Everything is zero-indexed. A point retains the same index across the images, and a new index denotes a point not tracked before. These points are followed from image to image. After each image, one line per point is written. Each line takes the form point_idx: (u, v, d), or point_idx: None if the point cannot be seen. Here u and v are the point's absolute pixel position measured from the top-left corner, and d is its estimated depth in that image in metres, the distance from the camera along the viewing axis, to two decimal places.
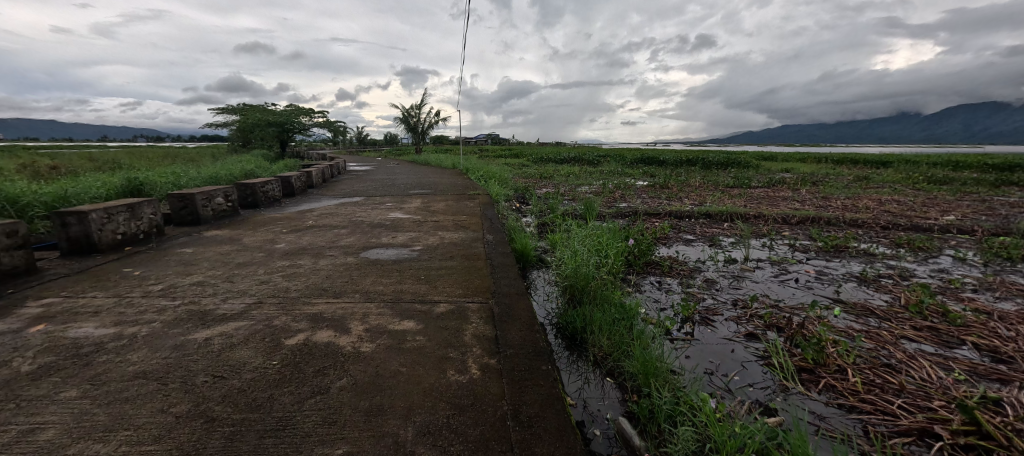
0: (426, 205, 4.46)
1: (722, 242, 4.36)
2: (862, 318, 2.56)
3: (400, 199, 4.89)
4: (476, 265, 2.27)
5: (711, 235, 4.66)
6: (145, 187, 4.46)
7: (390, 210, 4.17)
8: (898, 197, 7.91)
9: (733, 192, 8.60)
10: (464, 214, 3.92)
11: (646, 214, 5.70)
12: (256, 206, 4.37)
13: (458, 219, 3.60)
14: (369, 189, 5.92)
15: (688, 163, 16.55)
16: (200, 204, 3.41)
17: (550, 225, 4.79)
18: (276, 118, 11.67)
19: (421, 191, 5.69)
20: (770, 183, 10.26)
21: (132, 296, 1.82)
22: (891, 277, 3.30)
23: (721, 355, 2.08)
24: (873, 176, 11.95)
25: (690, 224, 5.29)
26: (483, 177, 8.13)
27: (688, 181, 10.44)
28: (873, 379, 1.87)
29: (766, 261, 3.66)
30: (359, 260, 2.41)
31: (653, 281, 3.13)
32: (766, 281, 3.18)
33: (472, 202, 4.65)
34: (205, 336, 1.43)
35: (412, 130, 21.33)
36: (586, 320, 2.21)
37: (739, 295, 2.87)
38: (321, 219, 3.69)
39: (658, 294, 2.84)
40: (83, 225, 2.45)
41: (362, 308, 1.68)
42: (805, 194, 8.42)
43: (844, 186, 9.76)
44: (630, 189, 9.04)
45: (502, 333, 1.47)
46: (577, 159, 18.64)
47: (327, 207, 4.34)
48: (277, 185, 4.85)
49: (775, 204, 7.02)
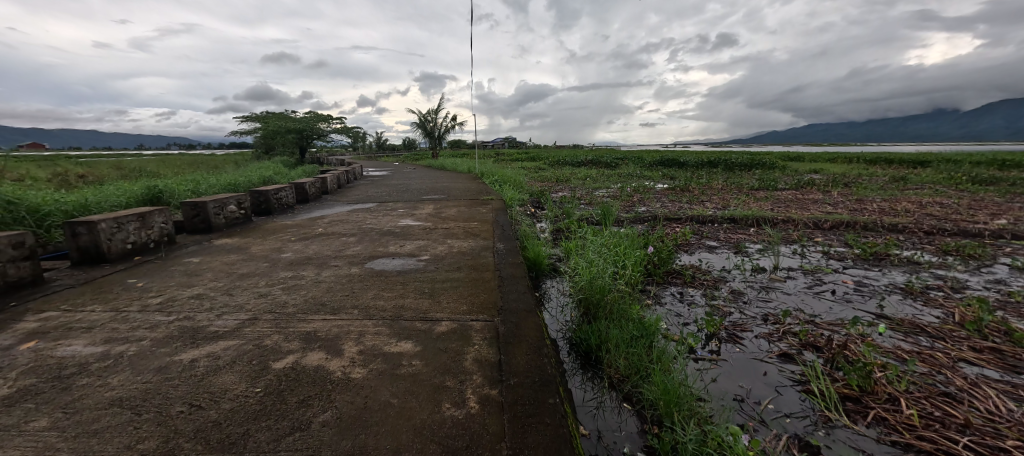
0: (438, 211, 4.38)
1: (749, 249, 4.10)
2: (911, 336, 2.27)
3: (412, 205, 4.83)
4: (484, 277, 2.15)
5: (736, 241, 4.40)
6: (165, 195, 4.55)
7: (401, 217, 4.11)
8: (941, 199, 7.37)
9: (758, 194, 8.22)
10: (475, 220, 3.81)
11: (666, 219, 5.47)
12: (270, 213, 4.38)
13: (469, 226, 3.49)
14: (383, 194, 5.90)
15: (710, 165, 16.03)
16: (212, 212, 3.43)
17: (565, 231, 4.63)
18: (296, 125, 11.92)
19: (435, 196, 5.63)
20: (798, 185, 9.77)
21: (130, 310, 1.79)
22: (942, 289, 2.97)
23: (752, 379, 1.87)
24: (911, 177, 11.24)
25: (713, 229, 5.03)
26: (498, 182, 8.04)
27: (710, 183, 10.06)
28: (931, 411, 1.62)
29: (798, 271, 3.40)
30: (363, 271, 2.32)
31: (675, 292, 2.93)
32: (799, 293, 2.93)
33: (485, 208, 4.54)
34: (192, 357, 1.35)
35: (428, 135, 21.50)
36: (601, 337, 2.04)
37: (770, 309, 2.63)
38: (331, 226, 3.65)
39: (679, 307, 2.64)
40: (93, 235, 2.48)
41: (360, 327, 1.57)
42: (837, 196, 7.95)
43: (879, 188, 9.19)
44: (649, 192, 8.78)
45: (506, 358, 1.33)
46: (594, 162, 18.38)
47: (339, 214, 4.31)
48: (292, 191, 4.87)
49: (805, 207, 6.64)
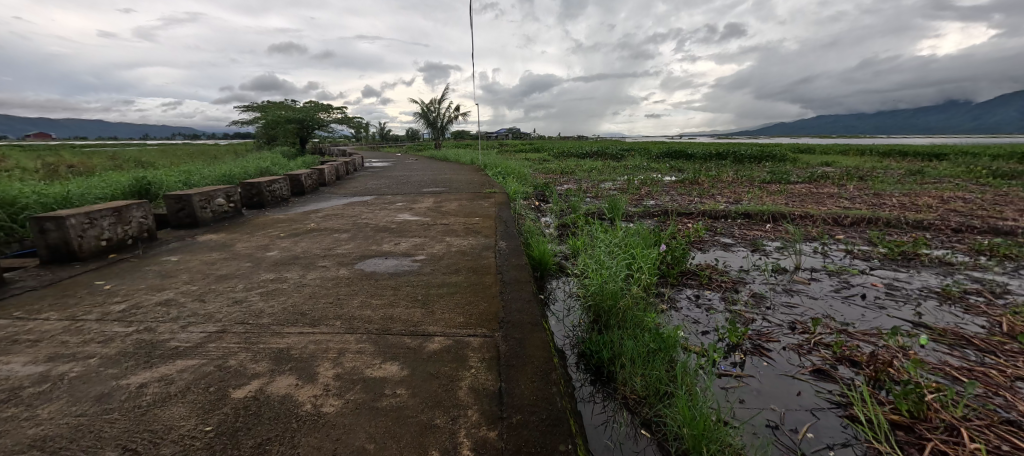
0: (438, 205, 4.17)
1: (767, 248, 3.86)
2: (957, 349, 2.02)
3: (411, 198, 4.62)
4: (485, 281, 1.94)
5: (752, 239, 4.17)
6: (154, 187, 4.37)
7: (399, 211, 3.90)
8: (964, 194, 7.04)
9: (771, 188, 7.94)
10: (476, 215, 3.60)
11: (677, 214, 5.24)
12: (262, 206, 4.19)
13: (470, 222, 3.28)
14: (382, 187, 5.71)
15: (719, 157, 15.64)
16: (198, 205, 3.24)
17: (572, 227, 4.41)
18: (295, 115, 11.67)
19: (435, 189, 5.42)
20: (811, 178, 9.45)
21: (86, 320, 1.60)
22: (982, 294, 2.70)
23: (785, 400, 1.65)
24: (928, 170, 10.87)
25: (726, 224, 4.79)
26: (502, 174, 7.80)
27: (719, 176, 9.76)
28: (998, 445, 1.38)
29: (822, 272, 3.16)
30: (352, 273, 2.12)
31: (690, 296, 2.71)
32: (826, 297, 2.70)
33: (487, 202, 4.32)
34: (141, 383, 1.16)
35: (431, 125, 21.17)
36: (614, 351, 1.84)
37: (796, 315, 2.41)
38: (324, 221, 3.46)
39: (697, 314, 2.43)
40: (61, 231, 2.29)
41: (340, 343, 1.37)
42: (853, 191, 7.64)
43: (896, 182, 8.84)
44: (657, 185, 8.53)
45: (507, 387, 1.13)
46: (600, 153, 18.05)
47: (335, 208, 4.11)
48: (287, 184, 4.68)
49: (821, 202, 6.36)
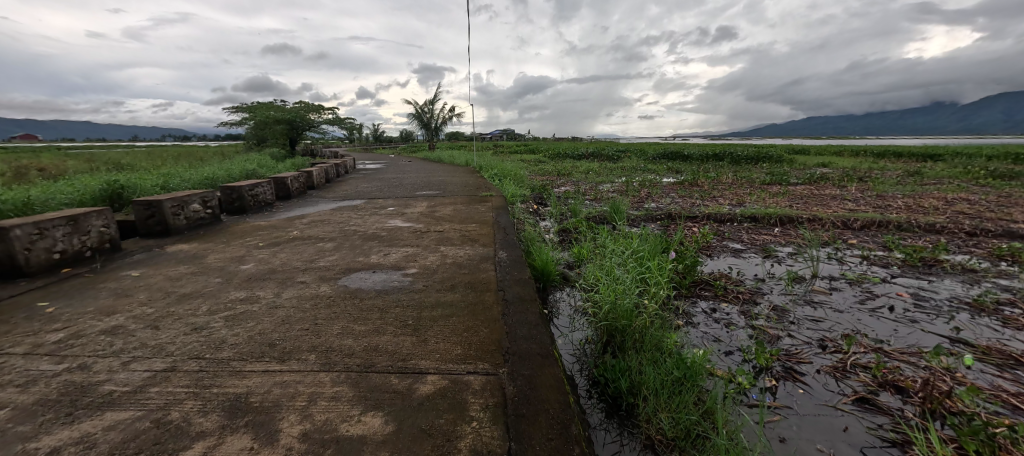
0: (432, 210, 3.93)
1: (780, 254, 3.66)
2: (1008, 371, 1.83)
3: (404, 202, 4.38)
4: (485, 300, 1.71)
5: (762, 244, 3.98)
6: (127, 191, 4.07)
7: (390, 216, 3.65)
8: (967, 196, 6.94)
9: (772, 189, 7.80)
10: (473, 221, 3.36)
11: (681, 217, 5.05)
12: (243, 212, 3.91)
13: (466, 229, 3.04)
14: (373, 190, 5.44)
15: (716, 158, 15.53)
16: (169, 212, 2.97)
17: (574, 232, 4.20)
18: (284, 115, 11.30)
19: (430, 192, 5.17)
20: (811, 179, 9.32)
21: (11, 354, 1.34)
22: (1018, 305, 2.51)
23: (831, 437, 1.44)
24: (925, 171, 10.82)
25: (733, 228, 4.61)
26: (499, 176, 7.57)
27: (719, 177, 9.62)
28: None
29: (842, 281, 2.97)
30: (334, 290, 1.87)
31: (706, 309, 2.50)
32: (852, 309, 2.50)
33: (484, 206, 4.08)
34: (53, 448, 0.91)
35: (425, 126, 20.87)
36: (633, 379, 1.62)
37: (824, 332, 2.21)
38: (309, 228, 3.20)
39: (716, 330, 2.22)
40: (4, 244, 2.02)
41: (313, 385, 1.13)
42: (856, 192, 7.50)
43: (897, 183, 8.75)
44: (657, 187, 8.35)
45: (518, 449, 0.90)
46: (596, 154, 17.89)
47: (322, 213, 3.86)
48: (271, 187, 4.41)
49: (825, 204, 6.21)
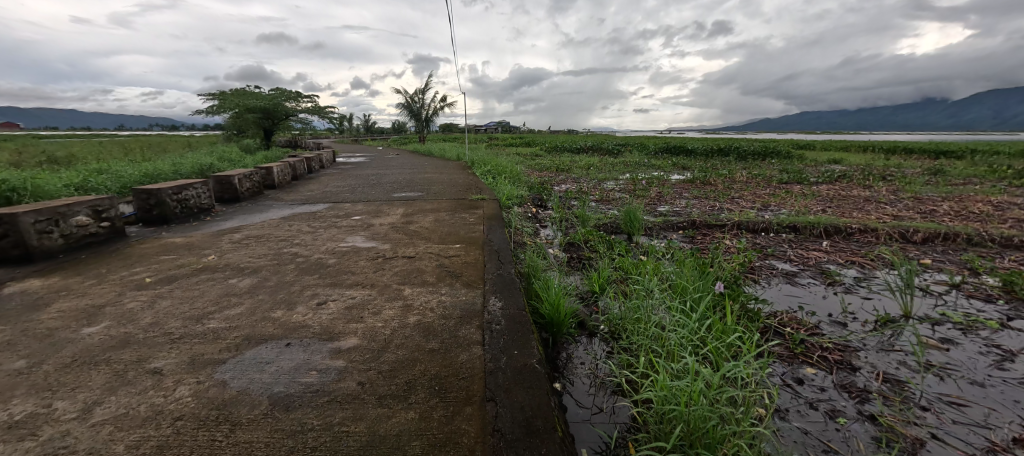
0: (408, 220, 3.12)
1: (845, 281, 2.90)
2: None
3: (375, 209, 3.55)
4: (460, 438, 0.91)
5: (816, 264, 3.24)
6: (18, 194, 3.19)
7: (352, 230, 2.83)
8: (1013, 199, 6.23)
9: (795, 190, 7.07)
10: (457, 240, 2.56)
11: (706, 225, 4.30)
12: (165, 222, 3.07)
13: (446, 254, 2.24)
14: (344, 191, 4.59)
15: (721, 154, 14.81)
16: (31, 229, 2.14)
17: (584, 249, 3.43)
18: (258, 103, 10.26)
19: (409, 193, 4.35)
20: (831, 178, 8.59)
21: None
22: None
23: None
24: (947, 169, 10.17)
25: (771, 240, 3.87)
26: (493, 173, 6.76)
27: (732, 176, 8.87)
28: None
29: (950, 327, 2.23)
30: (195, 399, 1.05)
31: (789, 381, 1.73)
32: (995, 381, 1.75)
33: (473, 216, 3.28)
34: None
35: (415, 116, 19.80)
36: None
37: (982, 431, 1.45)
38: (235, 250, 2.38)
39: (821, 429, 1.45)
40: None
41: None
42: (888, 193, 6.75)
43: (925, 182, 8.06)
44: (667, 186, 7.57)
45: None
46: (596, 148, 17.09)
47: (265, 224, 3.03)
48: (211, 188, 3.56)
49: (862, 208, 5.49)
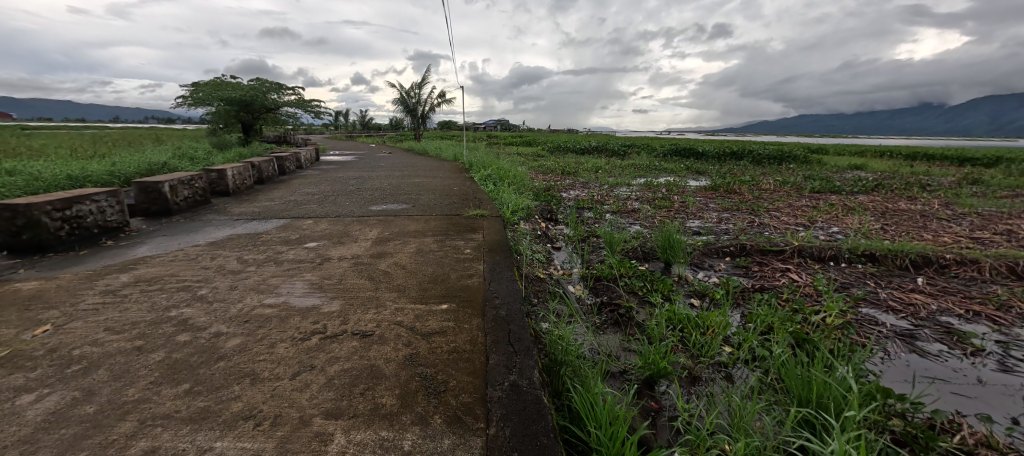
0: (378, 252, 2.26)
1: (990, 349, 2.03)
2: None
3: (340, 231, 2.69)
4: None
5: (931, 316, 2.40)
6: None
7: (294, 270, 1.98)
8: None
9: (834, 201, 6.25)
10: (443, 293, 1.71)
11: (758, 251, 3.47)
12: (42, 249, 2.22)
13: (422, 328, 1.39)
14: (311, 201, 3.73)
15: (734, 158, 14.00)
16: None
17: (615, 288, 2.59)
18: (235, 94, 9.32)
19: (391, 206, 3.50)
20: (867, 188, 7.75)
21: None
22: None
23: None
24: (985, 178, 9.39)
25: (849, 274, 3.03)
26: (494, 178, 5.91)
27: (756, 183, 8.06)
28: None
29: None
30: None
31: None
32: None
33: (469, 244, 2.43)
34: None
35: (411, 113, 18.89)
36: None
37: None
38: (98, 311, 1.53)
39: None
40: None
41: None
42: (941, 207, 5.94)
43: (973, 194, 7.27)
44: (689, 195, 6.74)
45: None
46: (601, 149, 16.23)
47: (180, 256, 2.17)
48: (124, 200, 2.70)
49: (927, 228, 4.68)
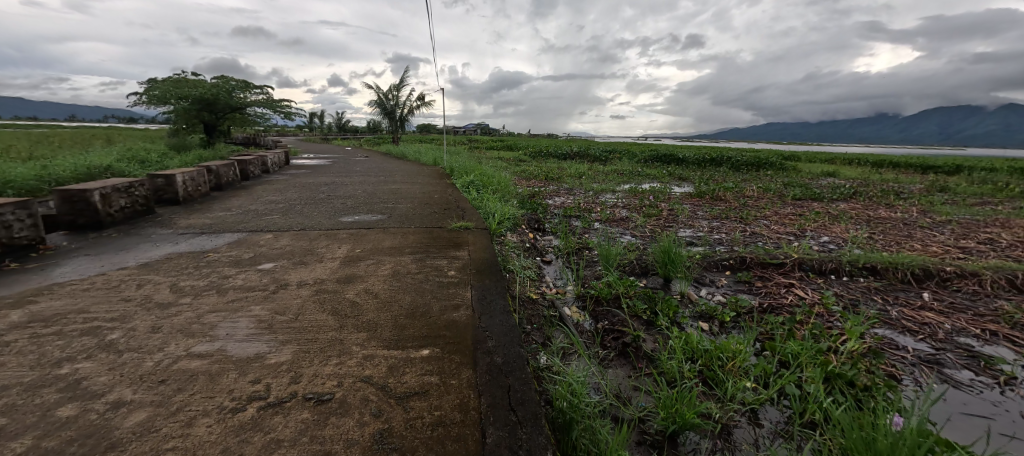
0: (346, 275, 1.92)
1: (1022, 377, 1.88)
2: None
3: (303, 248, 2.33)
4: None
5: (950, 338, 2.24)
6: None
7: (240, 301, 1.62)
8: None
9: (818, 209, 6.26)
10: (423, 331, 1.40)
11: (758, 265, 3.30)
12: None
13: (397, 388, 1.08)
14: (273, 210, 3.32)
15: (713, 164, 14.17)
16: None
17: (616, 310, 2.34)
18: (196, 92, 8.65)
19: (364, 217, 3.15)
20: (845, 196, 7.86)
21: None
22: None
23: None
24: (950, 186, 9.77)
25: (856, 290, 2.88)
26: (477, 184, 5.60)
27: (739, 190, 8.06)
28: None
29: None
30: None
31: None
32: None
33: (453, 264, 2.13)
34: None
35: (389, 115, 18.33)
36: None
37: None
38: None
39: None
40: None
41: None
42: (919, 215, 6.03)
43: (944, 201, 7.47)
44: (676, 202, 6.62)
45: None
46: (583, 155, 16.16)
47: (98, 284, 1.77)
48: (37, 212, 2.26)
49: (913, 236, 4.68)
